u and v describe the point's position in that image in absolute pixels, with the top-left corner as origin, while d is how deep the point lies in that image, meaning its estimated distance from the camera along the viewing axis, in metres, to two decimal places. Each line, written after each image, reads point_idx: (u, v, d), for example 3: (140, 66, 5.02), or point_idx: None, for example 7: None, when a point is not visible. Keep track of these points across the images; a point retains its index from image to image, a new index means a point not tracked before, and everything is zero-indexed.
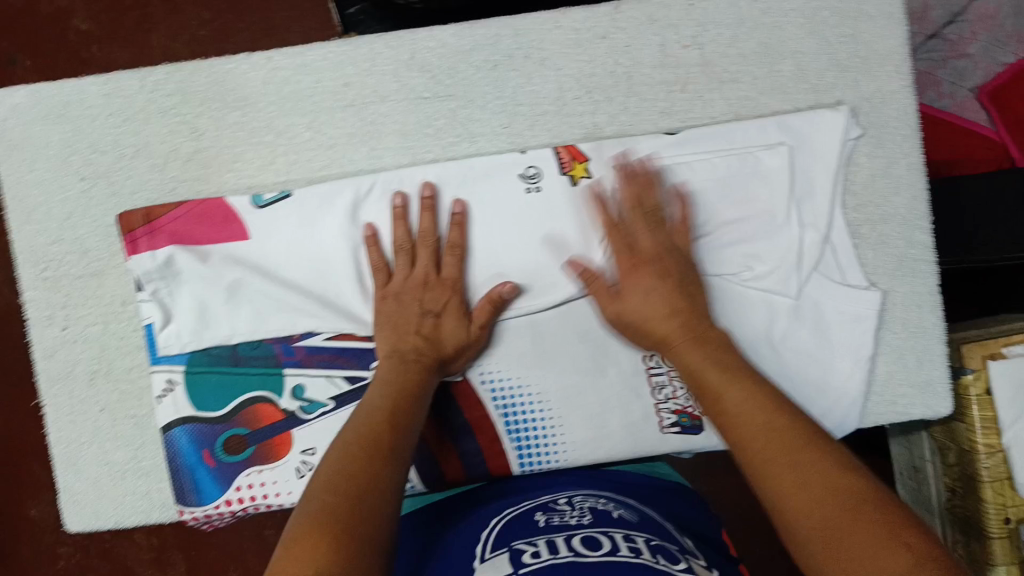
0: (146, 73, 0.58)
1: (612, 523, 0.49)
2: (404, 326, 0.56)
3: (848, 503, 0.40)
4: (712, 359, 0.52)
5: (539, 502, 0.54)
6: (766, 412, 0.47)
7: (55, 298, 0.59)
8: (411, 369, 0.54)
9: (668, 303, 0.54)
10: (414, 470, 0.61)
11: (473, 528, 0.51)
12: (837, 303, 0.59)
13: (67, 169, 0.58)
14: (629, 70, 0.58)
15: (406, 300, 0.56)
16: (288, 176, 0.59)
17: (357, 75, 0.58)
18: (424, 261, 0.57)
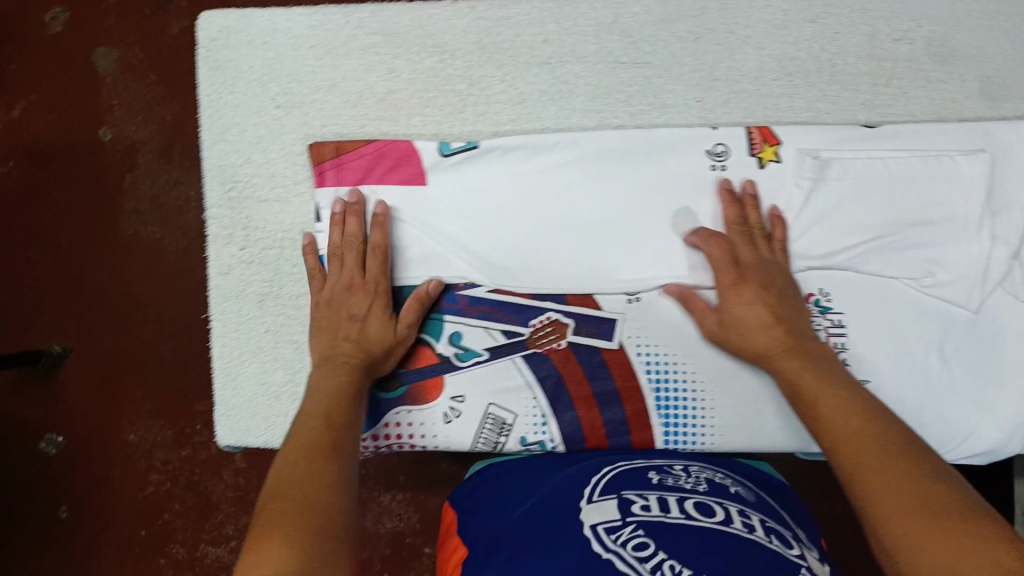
0: (353, 10, 0.59)
1: (727, 495, 0.50)
2: (323, 331, 0.56)
3: (933, 513, 0.39)
4: (815, 369, 0.51)
5: (656, 463, 0.55)
6: (868, 421, 0.46)
7: (237, 218, 0.61)
8: (342, 370, 0.54)
9: (767, 313, 0.54)
10: (555, 430, 0.60)
11: (586, 476, 0.53)
12: (1019, 321, 0.57)
13: (265, 94, 0.60)
14: (834, 58, 0.58)
15: (338, 301, 0.56)
16: (475, 127, 0.59)
17: (557, 33, 0.58)
18: (351, 264, 0.56)
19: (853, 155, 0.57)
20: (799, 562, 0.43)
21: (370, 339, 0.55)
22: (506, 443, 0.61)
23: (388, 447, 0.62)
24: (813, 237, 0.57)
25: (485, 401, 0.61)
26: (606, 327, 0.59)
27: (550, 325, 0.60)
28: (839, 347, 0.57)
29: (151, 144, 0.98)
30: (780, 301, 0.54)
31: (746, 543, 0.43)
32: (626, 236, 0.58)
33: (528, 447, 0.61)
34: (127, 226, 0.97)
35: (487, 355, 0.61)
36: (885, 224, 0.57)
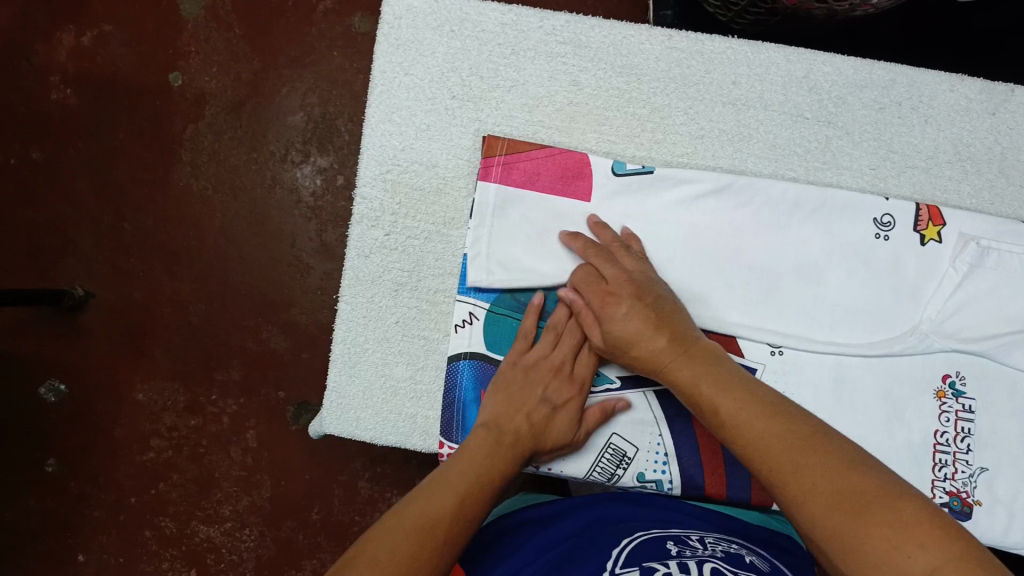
0: (547, 16, 0.59)
1: (743, 562, 0.45)
2: (507, 403, 0.53)
3: (873, 514, 0.36)
4: (705, 373, 0.48)
5: (669, 531, 0.50)
6: (779, 421, 0.43)
7: (388, 202, 0.59)
8: (503, 452, 0.50)
9: (645, 325, 0.51)
10: (676, 470, 0.59)
11: (590, 540, 0.48)
12: None
13: (442, 83, 0.59)
14: (1006, 151, 0.60)
15: (537, 378, 0.54)
16: (648, 153, 0.60)
17: (746, 76, 0.59)
18: (565, 349, 0.55)
19: (1012, 248, 0.57)
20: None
21: (546, 429, 0.53)
22: (622, 477, 0.59)
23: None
24: (959, 322, 0.57)
25: (609, 431, 0.59)
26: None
27: None
28: (965, 430, 0.57)
29: (223, 98, 0.88)
30: (652, 312, 0.51)
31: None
32: (785, 294, 0.58)
33: (642, 484, 0.59)
34: (179, 179, 0.88)
35: (618, 383, 0.59)
36: None
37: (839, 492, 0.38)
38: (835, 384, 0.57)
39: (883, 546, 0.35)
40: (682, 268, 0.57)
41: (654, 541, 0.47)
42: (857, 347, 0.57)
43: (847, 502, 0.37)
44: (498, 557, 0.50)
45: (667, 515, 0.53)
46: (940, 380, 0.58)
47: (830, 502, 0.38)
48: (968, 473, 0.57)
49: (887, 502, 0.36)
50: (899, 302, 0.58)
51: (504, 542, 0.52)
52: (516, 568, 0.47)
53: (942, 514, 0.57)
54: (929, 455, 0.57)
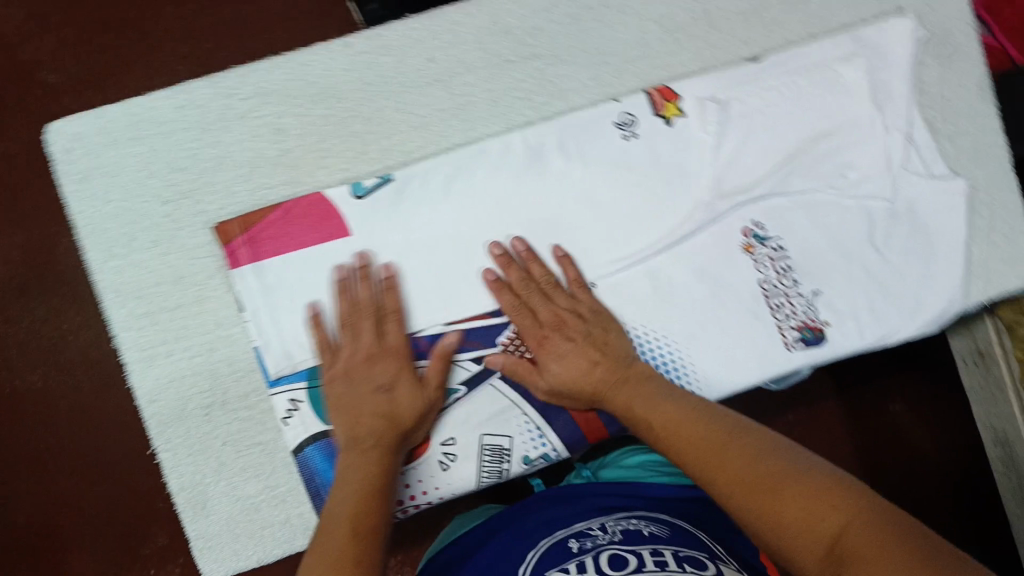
0: (218, 79, 0.54)
1: (642, 537, 0.52)
2: (349, 420, 0.52)
3: (785, 491, 0.40)
4: (642, 396, 0.51)
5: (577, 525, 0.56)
6: (694, 422, 0.47)
7: (155, 333, 0.54)
8: (379, 453, 0.50)
9: (586, 359, 0.54)
10: (555, 436, 0.59)
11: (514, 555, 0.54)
12: (926, 197, 0.62)
13: (146, 192, 0.54)
14: (707, 5, 0.60)
15: (358, 383, 0.53)
16: (382, 163, 0.56)
17: (439, 49, 0.56)
18: (368, 332, 0.54)
19: (749, 91, 0.59)
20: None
21: (397, 411, 0.52)
22: (510, 469, 0.58)
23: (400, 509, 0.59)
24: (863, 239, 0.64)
25: (478, 434, 0.58)
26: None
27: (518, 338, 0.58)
28: (785, 267, 0.61)
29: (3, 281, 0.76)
30: (595, 350, 0.54)
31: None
32: (570, 231, 0.58)
33: (530, 466, 0.59)
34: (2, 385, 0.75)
35: (465, 389, 0.58)
36: (794, 146, 0.60)
37: (756, 474, 0.41)
38: (654, 287, 0.60)
39: (800, 516, 0.38)
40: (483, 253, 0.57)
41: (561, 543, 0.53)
42: (656, 246, 0.60)
43: (774, 471, 0.41)
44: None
45: (577, 504, 0.60)
46: (743, 236, 0.61)
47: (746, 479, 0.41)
48: (805, 302, 0.62)
49: (799, 471, 0.40)
50: (676, 186, 0.60)
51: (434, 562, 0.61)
52: None
53: (800, 348, 0.62)
54: (764, 305, 0.61)
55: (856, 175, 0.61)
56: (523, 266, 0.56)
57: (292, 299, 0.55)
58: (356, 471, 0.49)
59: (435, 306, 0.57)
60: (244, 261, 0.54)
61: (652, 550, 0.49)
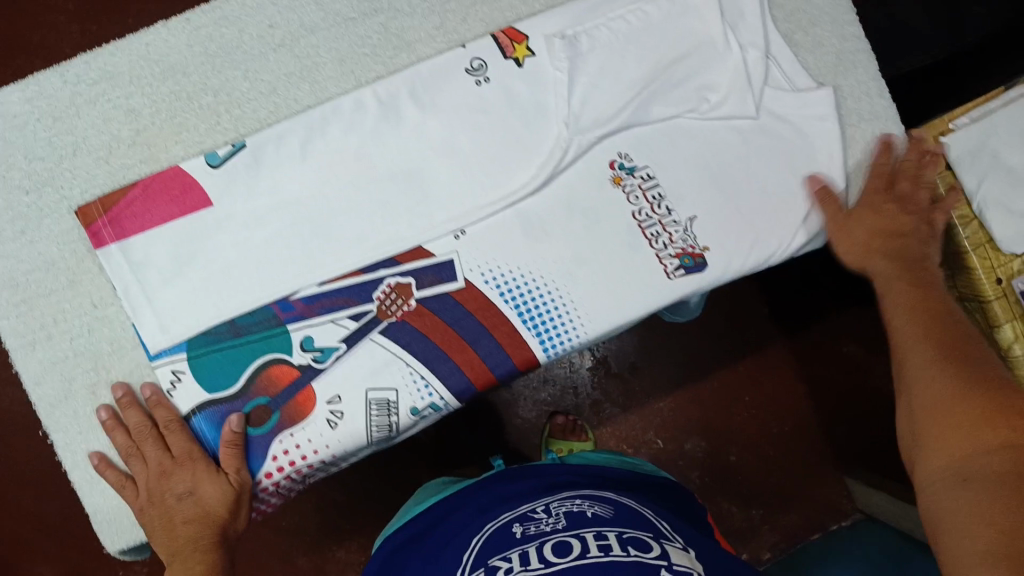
0: (64, 68, 0.55)
1: (586, 521, 0.58)
2: (164, 537, 0.54)
3: (974, 452, 0.45)
4: (898, 303, 0.55)
5: (522, 511, 0.63)
6: (937, 340, 0.51)
7: (32, 320, 0.56)
8: (204, 552, 0.54)
9: (873, 238, 0.59)
10: (443, 387, 0.59)
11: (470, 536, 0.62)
12: (793, 109, 0.62)
13: (8, 183, 0.55)
14: None
15: (161, 502, 0.55)
16: (236, 132, 0.57)
17: (279, 14, 0.57)
18: (152, 452, 0.55)
19: (594, 24, 0.60)
20: (663, 562, 0.53)
21: (206, 510, 0.55)
22: (399, 422, 0.59)
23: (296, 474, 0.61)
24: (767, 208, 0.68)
25: (363, 390, 0.59)
26: (443, 269, 0.59)
27: (393, 291, 0.59)
28: (656, 197, 0.61)
29: None
30: (876, 230, 0.59)
31: (617, 564, 0.52)
32: (431, 181, 0.59)
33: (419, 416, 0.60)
34: None
35: (345, 346, 0.59)
36: (649, 73, 0.60)
37: (950, 422, 0.47)
38: (525, 229, 0.60)
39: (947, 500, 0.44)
40: (346, 213, 0.58)
41: (509, 527, 0.60)
42: (520, 188, 0.59)
43: (941, 378, 0.49)
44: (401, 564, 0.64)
45: (533, 488, 0.68)
46: (610, 169, 0.61)
47: (935, 386, 0.49)
48: (681, 229, 0.61)
49: (981, 436, 0.45)
50: (535, 126, 0.60)
51: (396, 554, 0.67)
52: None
53: (682, 276, 0.61)
54: (640, 236, 0.61)
55: (725, 98, 0.61)
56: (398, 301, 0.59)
57: (161, 273, 0.56)
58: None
59: (306, 268, 0.58)
60: (107, 242, 0.55)
61: (595, 532, 0.56)
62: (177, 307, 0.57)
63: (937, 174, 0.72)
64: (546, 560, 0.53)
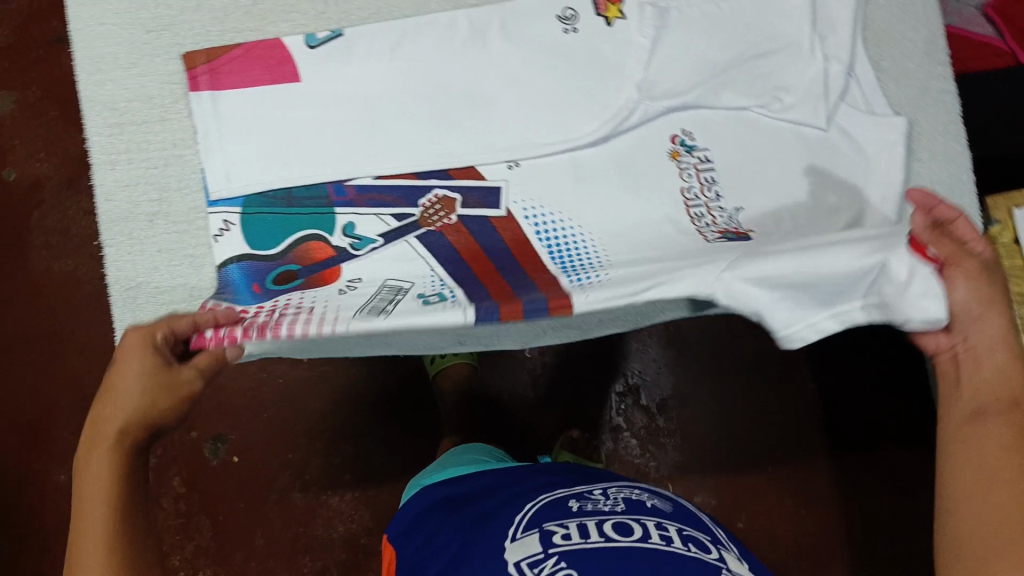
0: None
1: (644, 510, 0.59)
2: (117, 410, 0.50)
3: None
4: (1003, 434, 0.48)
5: (575, 489, 0.64)
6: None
7: (119, 142, 0.61)
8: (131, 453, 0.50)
9: (1000, 339, 0.51)
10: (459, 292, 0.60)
11: (516, 505, 0.63)
12: (862, 129, 0.62)
13: (135, 21, 0.62)
14: None
15: (132, 386, 0.50)
16: (338, 22, 0.62)
17: None
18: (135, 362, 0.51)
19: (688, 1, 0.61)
20: (722, 565, 0.53)
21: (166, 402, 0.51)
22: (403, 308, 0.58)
23: (249, 333, 0.52)
24: (913, 301, 0.50)
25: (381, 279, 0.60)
26: (491, 195, 0.63)
27: (438, 202, 0.62)
28: (708, 179, 0.63)
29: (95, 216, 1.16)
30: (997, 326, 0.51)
31: (667, 556, 0.52)
32: (499, 110, 0.62)
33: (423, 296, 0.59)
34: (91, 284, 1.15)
35: (382, 241, 0.62)
36: (730, 60, 0.61)
37: None
38: (575, 178, 0.63)
39: None
40: (413, 119, 0.62)
41: (561, 500, 0.61)
42: (579, 139, 0.62)
43: (981, 466, 0.47)
44: (436, 523, 0.66)
45: (582, 475, 0.69)
46: (670, 142, 0.64)
47: (984, 477, 0.47)
48: (726, 215, 0.61)
49: None
50: (609, 82, 0.62)
51: (432, 511, 0.68)
52: (442, 529, 0.64)
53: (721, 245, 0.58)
54: (682, 212, 0.62)
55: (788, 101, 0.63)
56: (438, 212, 0.62)
57: (236, 128, 0.61)
58: (105, 462, 0.49)
59: (368, 158, 0.62)
60: (201, 87, 0.60)
61: (655, 521, 0.57)
62: (242, 162, 0.61)
63: (1001, 244, 0.68)
64: (606, 534, 0.54)
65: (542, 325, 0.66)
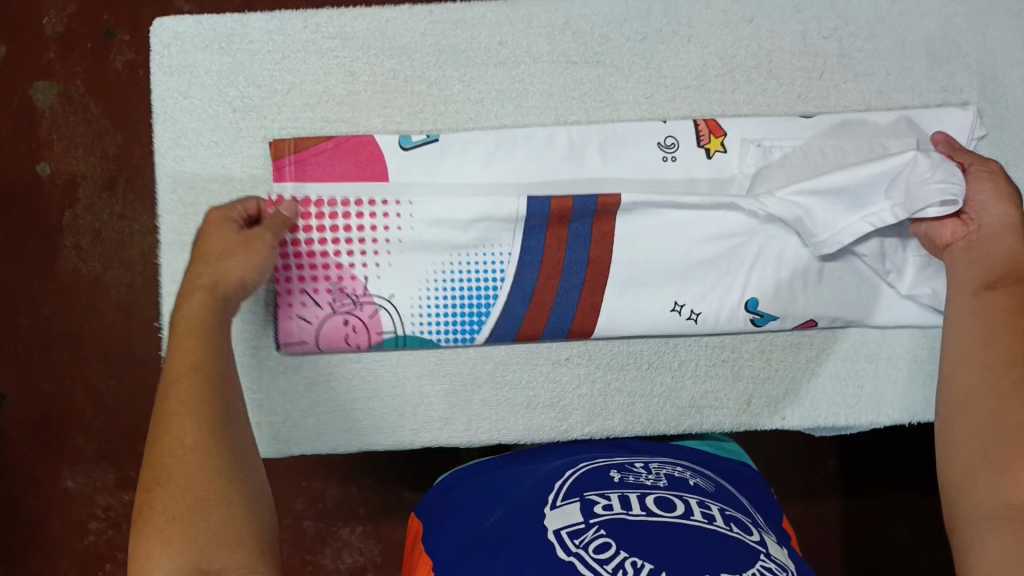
0: (310, 16, 0.60)
1: (688, 488, 0.49)
2: (206, 259, 0.51)
3: None
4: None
5: (613, 461, 0.54)
6: None
7: (192, 223, 0.59)
8: (217, 298, 0.50)
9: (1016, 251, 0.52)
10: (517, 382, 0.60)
11: (547, 479, 0.51)
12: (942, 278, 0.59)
13: (223, 99, 0.60)
14: (771, 53, 0.61)
15: (216, 240, 0.52)
16: (433, 125, 0.60)
17: (511, 35, 0.60)
18: (224, 226, 0.53)
19: (791, 144, 0.60)
20: (761, 550, 0.44)
21: (249, 260, 0.52)
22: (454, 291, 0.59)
23: (331, 216, 0.58)
24: (931, 188, 0.54)
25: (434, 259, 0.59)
26: (558, 323, 0.60)
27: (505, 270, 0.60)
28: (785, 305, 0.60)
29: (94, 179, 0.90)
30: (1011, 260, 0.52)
31: (722, 538, 0.43)
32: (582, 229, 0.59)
33: (475, 298, 0.59)
34: (68, 266, 0.90)
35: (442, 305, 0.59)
36: None
37: None
38: (640, 308, 0.60)
39: None
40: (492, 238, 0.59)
41: (601, 471, 0.51)
42: (657, 273, 0.60)
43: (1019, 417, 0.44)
44: (460, 492, 0.55)
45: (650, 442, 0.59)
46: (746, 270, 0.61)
47: (971, 412, 0.47)
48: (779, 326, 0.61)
49: None
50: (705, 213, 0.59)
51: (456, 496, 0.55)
52: (466, 493, 0.54)
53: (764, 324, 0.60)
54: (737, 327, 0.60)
55: (906, 277, 0.60)
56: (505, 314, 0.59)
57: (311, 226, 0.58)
58: (193, 311, 0.48)
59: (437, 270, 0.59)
60: (287, 183, 0.58)
61: (698, 499, 0.47)
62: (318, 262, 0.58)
63: None
64: (649, 509, 0.45)
65: (610, 379, 0.61)
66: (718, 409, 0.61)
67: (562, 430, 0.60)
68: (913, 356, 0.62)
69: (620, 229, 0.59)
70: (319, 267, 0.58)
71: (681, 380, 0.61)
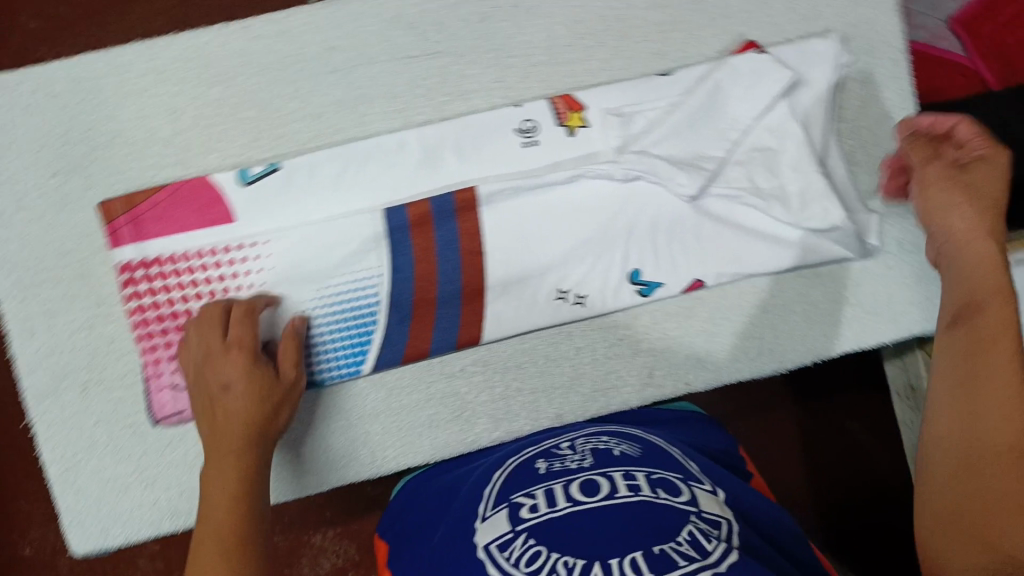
0: (116, 55, 0.55)
1: (614, 460, 0.46)
2: (218, 403, 0.50)
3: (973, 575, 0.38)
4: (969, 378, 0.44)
5: (542, 449, 0.52)
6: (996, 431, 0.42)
7: (37, 305, 0.55)
8: (250, 441, 0.49)
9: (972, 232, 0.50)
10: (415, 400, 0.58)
11: (478, 484, 0.49)
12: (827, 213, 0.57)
13: (37, 164, 0.54)
14: (621, 13, 0.58)
15: (218, 378, 0.50)
16: (274, 152, 0.56)
17: (341, 38, 0.56)
18: (222, 359, 0.51)
19: (650, 106, 0.57)
20: (693, 509, 0.41)
21: (261, 388, 0.51)
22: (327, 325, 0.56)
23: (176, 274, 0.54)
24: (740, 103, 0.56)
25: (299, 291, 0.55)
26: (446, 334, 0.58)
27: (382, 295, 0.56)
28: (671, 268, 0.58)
29: None
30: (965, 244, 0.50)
31: (662, 513, 0.40)
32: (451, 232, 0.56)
33: (350, 326, 0.56)
34: None
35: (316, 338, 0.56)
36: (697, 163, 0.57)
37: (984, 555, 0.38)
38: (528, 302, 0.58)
39: None
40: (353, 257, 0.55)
41: (527, 463, 0.49)
42: (539, 264, 0.57)
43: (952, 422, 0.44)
44: (404, 507, 0.54)
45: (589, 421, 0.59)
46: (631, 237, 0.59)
47: (941, 421, 0.45)
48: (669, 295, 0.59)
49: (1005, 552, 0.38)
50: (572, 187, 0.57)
51: (399, 515, 0.53)
52: (410, 515, 0.52)
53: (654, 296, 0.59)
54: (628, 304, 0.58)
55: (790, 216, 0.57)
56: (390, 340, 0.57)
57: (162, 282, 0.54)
58: (220, 463, 0.48)
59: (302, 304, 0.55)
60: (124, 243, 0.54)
61: (622, 470, 0.44)
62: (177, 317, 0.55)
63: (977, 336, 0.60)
64: (574, 497, 0.42)
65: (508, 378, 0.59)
66: (623, 389, 0.60)
67: (470, 443, 0.58)
68: (811, 300, 0.61)
69: (489, 227, 0.56)
70: (182, 323, 0.54)
71: (581, 367, 0.60)
